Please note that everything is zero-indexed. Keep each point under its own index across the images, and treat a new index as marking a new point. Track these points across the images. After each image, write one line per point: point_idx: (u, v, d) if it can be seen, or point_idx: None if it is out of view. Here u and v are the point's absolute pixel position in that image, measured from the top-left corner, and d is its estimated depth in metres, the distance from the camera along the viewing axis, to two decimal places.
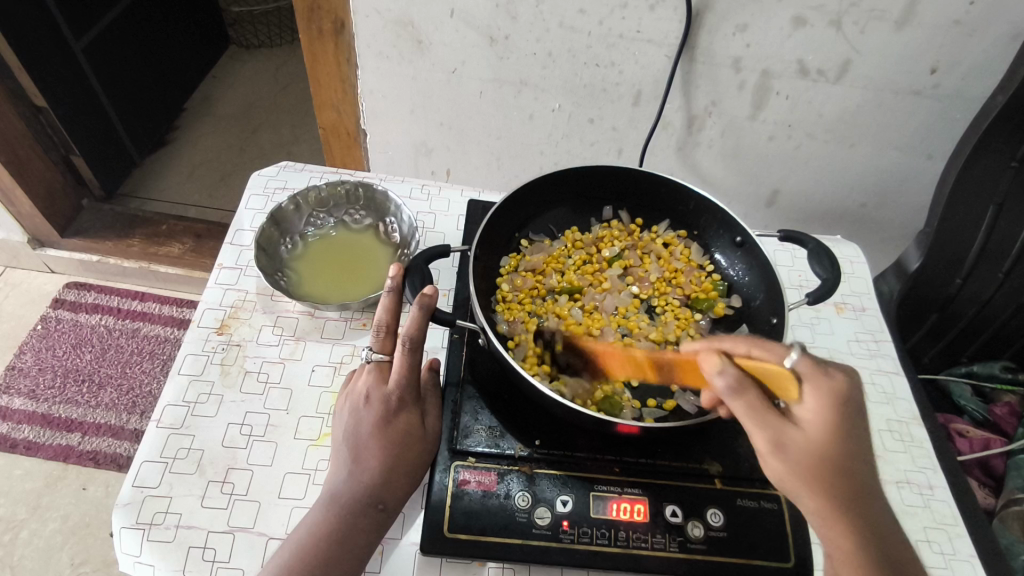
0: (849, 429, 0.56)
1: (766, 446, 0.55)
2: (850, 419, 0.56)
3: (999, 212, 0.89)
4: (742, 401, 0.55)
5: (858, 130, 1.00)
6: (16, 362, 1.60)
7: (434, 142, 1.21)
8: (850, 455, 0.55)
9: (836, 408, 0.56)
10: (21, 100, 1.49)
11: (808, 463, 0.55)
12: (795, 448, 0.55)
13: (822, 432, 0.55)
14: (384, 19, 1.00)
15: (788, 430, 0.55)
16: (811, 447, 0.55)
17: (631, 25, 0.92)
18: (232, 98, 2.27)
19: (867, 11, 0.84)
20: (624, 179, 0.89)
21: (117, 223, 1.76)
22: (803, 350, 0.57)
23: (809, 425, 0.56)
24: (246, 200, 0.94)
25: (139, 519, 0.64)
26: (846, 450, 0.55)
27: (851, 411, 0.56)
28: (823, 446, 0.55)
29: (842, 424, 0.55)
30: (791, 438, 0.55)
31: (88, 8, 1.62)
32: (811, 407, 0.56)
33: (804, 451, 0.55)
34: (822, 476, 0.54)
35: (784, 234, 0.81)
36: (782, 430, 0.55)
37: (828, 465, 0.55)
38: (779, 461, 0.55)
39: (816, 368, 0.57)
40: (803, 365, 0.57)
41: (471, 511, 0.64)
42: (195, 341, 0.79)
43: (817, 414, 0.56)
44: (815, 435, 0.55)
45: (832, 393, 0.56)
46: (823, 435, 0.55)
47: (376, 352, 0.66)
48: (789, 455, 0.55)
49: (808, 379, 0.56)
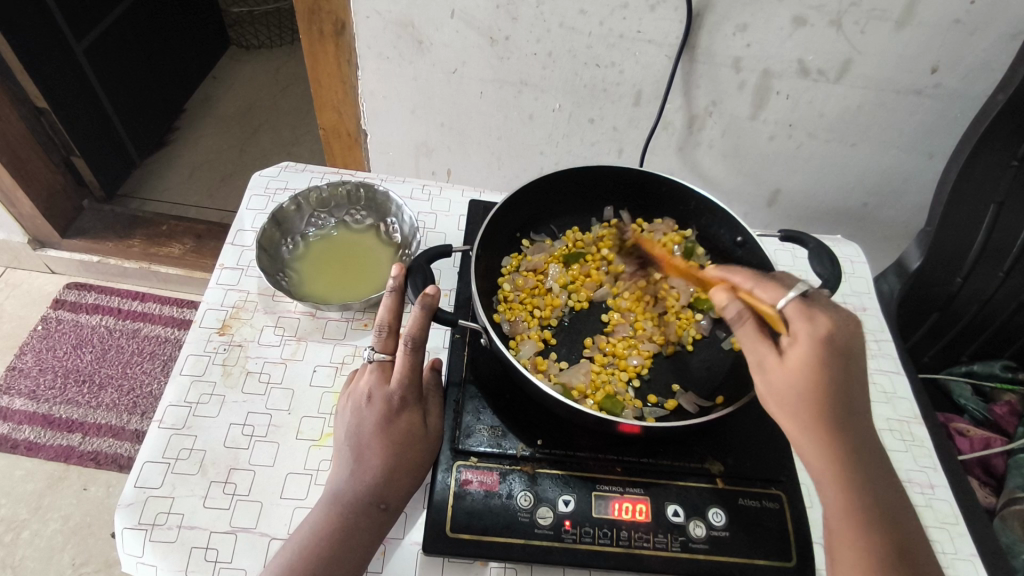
0: (834, 365, 0.56)
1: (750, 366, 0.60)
2: (835, 358, 0.56)
3: (1001, 210, 0.89)
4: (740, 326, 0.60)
5: (858, 129, 1.00)
6: (16, 363, 1.60)
7: (435, 142, 1.21)
8: (835, 390, 0.56)
9: (820, 347, 0.56)
10: (22, 101, 1.49)
11: (788, 391, 0.57)
12: (776, 375, 0.57)
13: (803, 363, 0.56)
14: (386, 20, 1.00)
15: (767, 357, 0.58)
16: (791, 379, 0.57)
17: (632, 25, 0.92)
18: (232, 98, 2.27)
19: (867, 11, 0.85)
20: (625, 180, 0.89)
21: (117, 223, 1.76)
22: (794, 294, 0.59)
23: (790, 357, 0.57)
24: (247, 201, 0.94)
25: (141, 520, 0.65)
26: (830, 384, 0.56)
27: (837, 351, 0.56)
28: (801, 377, 0.56)
29: (824, 361, 0.56)
30: (771, 364, 0.58)
31: (89, 9, 1.62)
32: (795, 342, 0.57)
33: (782, 379, 0.57)
34: (802, 406, 0.56)
35: (785, 234, 0.81)
36: (762, 355, 0.58)
37: (809, 397, 0.56)
38: (762, 386, 0.59)
39: (807, 309, 0.58)
40: (793, 308, 0.58)
41: (473, 511, 0.64)
42: (197, 341, 0.79)
43: (799, 349, 0.56)
44: (794, 367, 0.56)
45: (818, 333, 0.56)
46: (802, 368, 0.56)
47: (378, 352, 0.66)
48: (769, 381, 0.58)
49: (796, 317, 0.58)
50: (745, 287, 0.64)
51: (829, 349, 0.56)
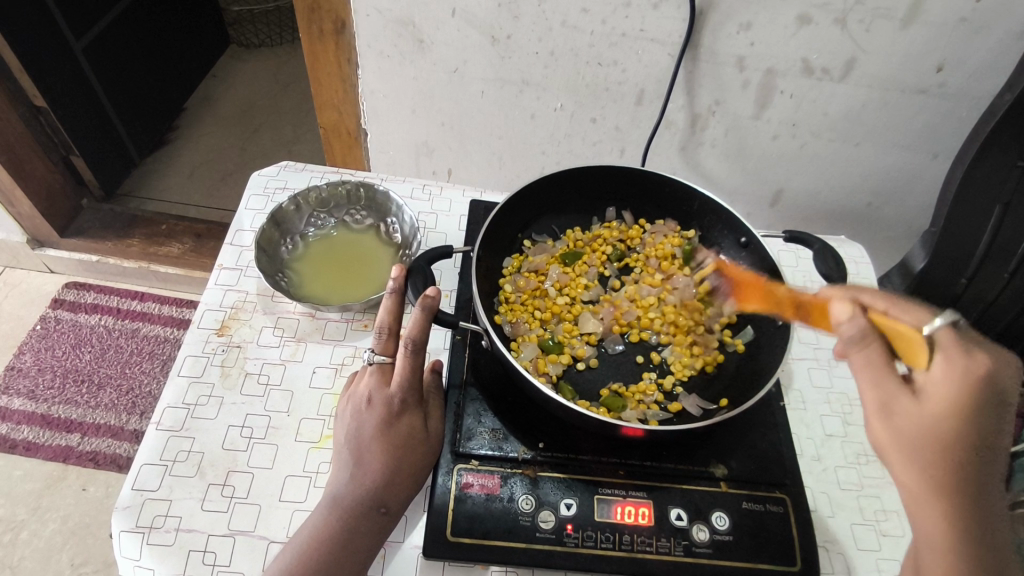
0: (980, 415, 0.52)
1: (873, 405, 0.55)
2: (986, 404, 0.51)
3: (1006, 211, 0.87)
4: (862, 352, 0.54)
5: (863, 129, 0.99)
6: (15, 362, 1.59)
7: (435, 141, 1.20)
8: (975, 445, 0.52)
9: (971, 390, 0.51)
10: (21, 101, 1.48)
11: (917, 434, 0.53)
12: (905, 418, 0.53)
13: (943, 408, 0.52)
14: (386, 19, 0.99)
15: (901, 397, 0.53)
16: (923, 424, 0.52)
17: (634, 23, 0.91)
18: (232, 97, 2.26)
19: (872, 10, 0.84)
20: (627, 179, 0.88)
21: (117, 223, 1.76)
22: (944, 325, 0.53)
23: (929, 398, 0.52)
24: (246, 200, 0.94)
25: (138, 523, 0.64)
26: (970, 436, 0.51)
27: (992, 395, 0.52)
28: (942, 424, 0.52)
29: (969, 407, 0.51)
30: (902, 407, 0.53)
31: (88, 8, 1.62)
32: (940, 381, 0.52)
33: (914, 424, 0.53)
34: (929, 455, 0.52)
35: (789, 234, 0.80)
36: (894, 396, 0.53)
37: (942, 447, 0.52)
38: (886, 424, 0.54)
39: (956, 343, 0.53)
40: (943, 338, 0.53)
41: (474, 514, 0.63)
42: (195, 342, 0.78)
43: (942, 391, 0.52)
44: (934, 409, 0.52)
45: (970, 372, 0.52)
46: (943, 414, 0.52)
47: (378, 354, 0.66)
48: (895, 422, 0.54)
49: (942, 351, 0.53)
50: (878, 307, 0.58)
51: (979, 394, 0.51)
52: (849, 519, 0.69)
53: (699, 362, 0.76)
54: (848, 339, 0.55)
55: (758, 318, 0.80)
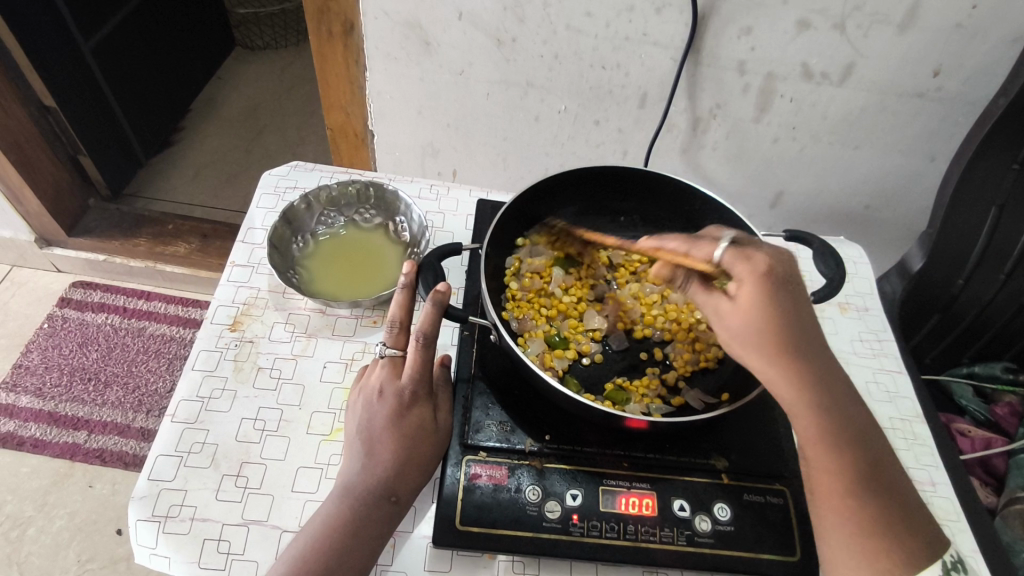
0: (779, 295, 0.57)
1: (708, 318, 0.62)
2: (779, 295, 0.57)
3: (1002, 212, 0.90)
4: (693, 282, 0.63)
5: (861, 132, 1.01)
6: (22, 361, 1.61)
7: (441, 143, 1.22)
8: (788, 315, 0.58)
9: (761, 285, 0.57)
10: (29, 100, 1.50)
11: (747, 330, 0.59)
12: (730, 319, 0.60)
13: (750, 302, 0.58)
14: (394, 22, 1.01)
15: (722, 306, 0.61)
16: (743, 320, 0.59)
17: (637, 27, 0.93)
18: (237, 99, 2.29)
19: (870, 15, 0.86)
20: (631, 180, 0.89)
21: (123, 222, 1.77)
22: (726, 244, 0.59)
23: (739, 299, 0.59)
24: (257, 200, 0.96)
25: (154, 512, 0.66)
26: (780, 311, 0.57)
27: (780, 285, 0.58)
28: (754, 319, 0.58)
29: (769, 300, 0.57)
30: (725, 310, 0.60)
31: (97, 9, 1.64)
32: (742, 285, 0.58)
33: (738, 321, 0.59)
34: (762, 339, 0.58)
35: (790, 234, 0.82)
36: (717, 306, 0.61)
37: (769, 328, 0.57)
38: (721, 329, 0.62)
39: (743, 253, 0.59)
40: (730, 256, 0.59)
41: (483, 504, 0.65)
42: (208, 338, 0.80)
43: (745, 294, 0.58)
44: (743, 312, 0.58)
45: (758, 271, 0.58)
46: (751, 306, 0.58)
47: (389, 347, 0.68)
48: (727, 325, 0.60)
49: (732, 266, 0.59)
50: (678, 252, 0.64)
51: (770, 285, 0.57)
52: None
53: (701, 358, 0.78)
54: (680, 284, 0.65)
55: None
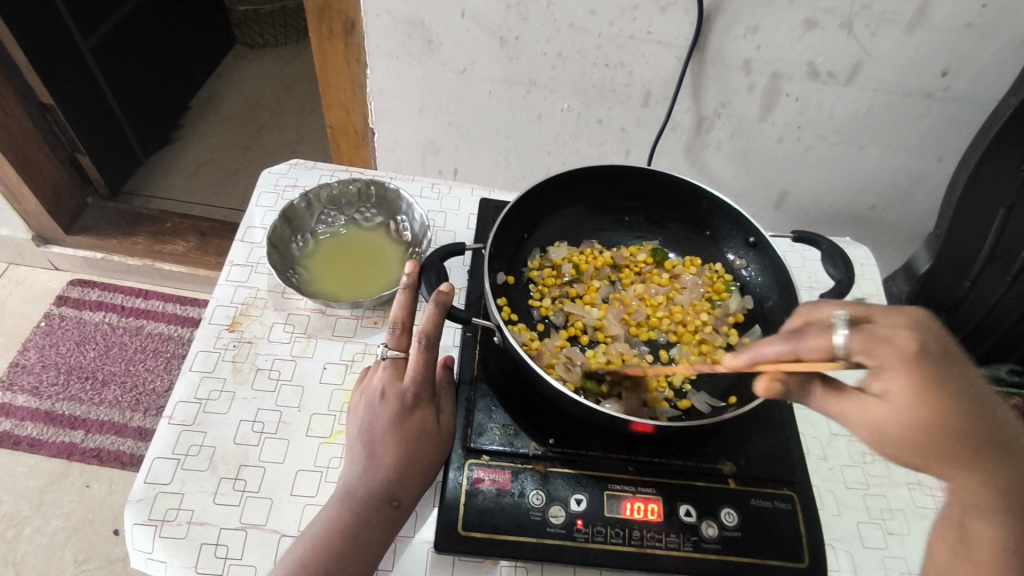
0: (943, 387, 0.47)
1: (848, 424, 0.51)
2: (944, 382, 0.47)
3: (1009, 214, 0.89)
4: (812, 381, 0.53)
5: (868, 132, 1.00)
6: (19, 360, 1.59)
7: (442, 141, 1.21)
8: (966, 409, 0.48)
9: (917, 375, 0.47)
10: (28, 99, 1.49)
11: (910, 436, 0.48)
12: (890, 427, 0.49)
13: (909, 404, 0.47)
14: (396, 19, 1.00)
15: (872, 412, 0.49)
16: (900, 425, 0.48)
17: (642, 26, 0.92)
18: (236, 97, 2.27)
19: (878, 14, 0.85)
20: (635, 180, 0.88)
21: (121, 221, 1.76)
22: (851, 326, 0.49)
23: (892, 399, 0.48)
24: (257, 198, 0.94)
25: (151, 516, 0.64)
26: (955, 408, 0.47)
27: (940, 368, 0.48)
28: (915, 416, 0.47)
29: (933, 391, 0.47)
30: (876, 414, 0.49)
31: (95, 6, 1.62)
32: (889, 382, 0.48)
33: (896, 427, 0.49)
34: (937, 444, 0.48)
35: (797, 234, 0.81)
36: (861, 414, 0.50)
37: (939, 432, 0.48)
38: (869, 435, 0.50)
39: (874, 335, 0.48)
40: (858, 340, 0.49)
41: (486, 509, 0.64)
42: (207, 338, 0.78)
43: (896, 387, 0.48)
44: (901, 411, 0.48)
45: (907, 358, 0.47)
46: (915, 405, 0.47)
47: (391, 349, 0.66)
48: (887, 436, 0.49)
49: (869, 353, 0.48)
50: (782, 349, 0.53)
51: (926, 376, 0.46)
52: (854, 516, 0.69)
53: (708, 360, 0.77)
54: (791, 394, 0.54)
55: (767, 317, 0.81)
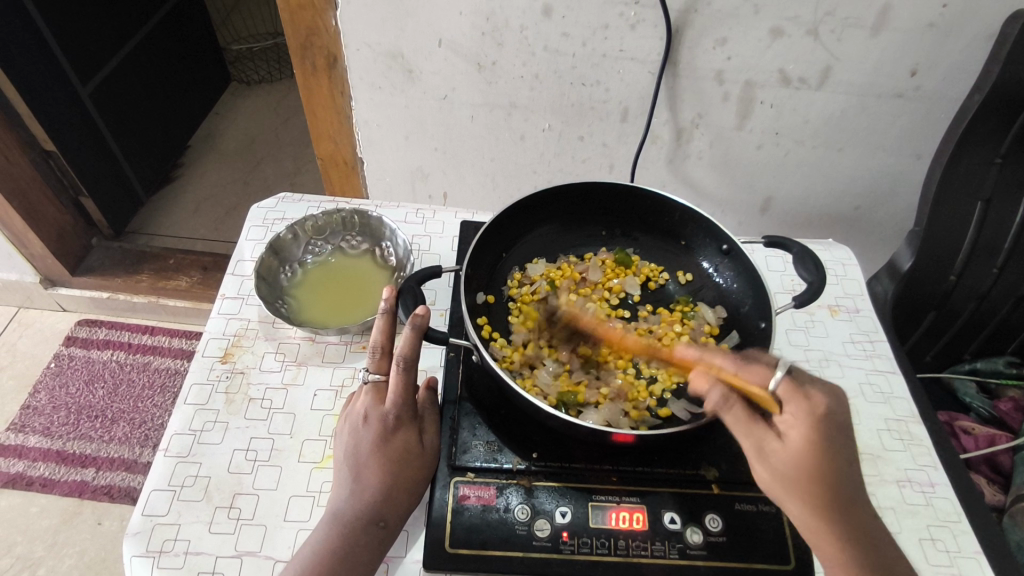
0: (828, 443, 0.60)
1: (750, 453, 0.62)
2: (828, 434, 0.60)
3: (987, 206, 0.90)
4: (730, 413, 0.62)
5: (844, 134, 1.02)
6: (31, 401, 1.62)
7: (430, 167, 1.24)
8: (837, 469, 0.60)
9: (814, 425, 0.59)
10: (32, 146, 1.54)
11: (792, 474, 0.60)
12: (777, 458, 0.60)
13: (802, 446, 0.59)
14: (375, 52, 1.03)
15: (767, 441, 0.61)
16: (790, 461, 0.60)
17: (614, 44, 0.95)
18: (234, 133, 2.33)
19: (843, 19, 0.87)
20: (609, 195, 0.90)
21: (126, 260, 1.80)
22: (785, 373, 0.62)
23: (790, 438, 0.60)
24: (247, 232, 0.97)
25: (149, 547, 0.66)
26: (829, 462, 0.59)
27: (831, 427, 0.60)
28: (804, 456, 0.59)
29: (818, 440, 0.59)
30: (772, 448, 0.61)
31: (93, 54, 1.68)
32: (795, 425, 0.60)
33: (784, 461, 0.60)
34: (803, 486, 0.59)
35: (768, 240, 0.82)
36: (764, 441, 0.61)
37: (810, 480, 0.59)
38: (766, 468, 0.61)
39: (797, 390, 0.61)
40: (786, 387, 0.61)
41: (472, 526, 0.65)
42: (200, 370, 0.81)
43: (796, 430, 0.60)
44: (796, 448, 0.60)
45: (814, 413, 0.60)
46: (804, 447, 0.59)
47: (372, 373, 0.68)
48: (773, 464, 0.61)
49: (789, 398, 0.61)
50: (728, 369, 0.65)
51: (821, 428, 0.59)
52: None
53: (687, 369, 0.79)
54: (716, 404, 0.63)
55: (742, 322, 0.83)
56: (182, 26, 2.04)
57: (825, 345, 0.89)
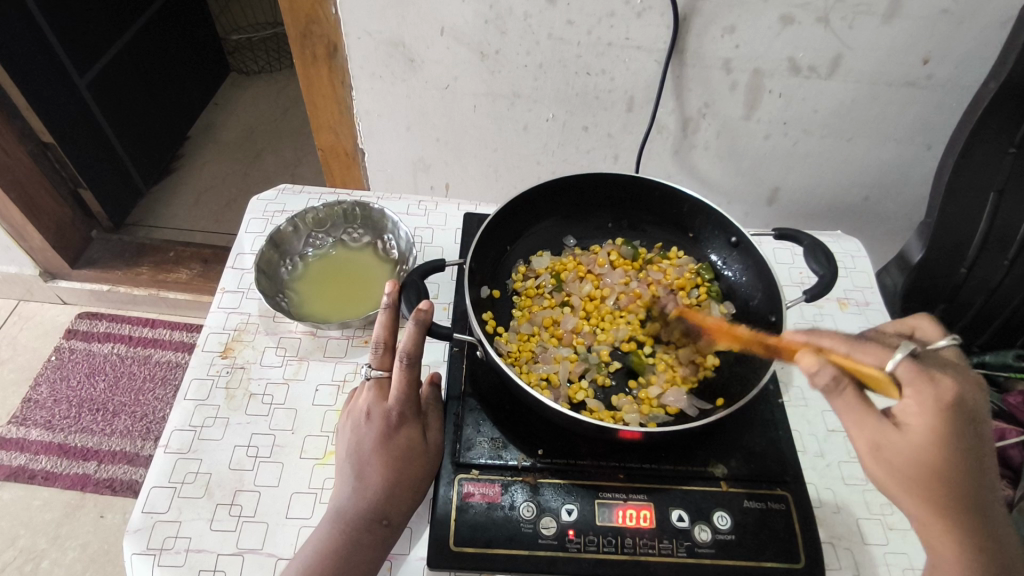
0: (959, 436, 0.54)
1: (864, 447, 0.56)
2: (960, 426, 0.54)
3: (1000, 197, 0.88)
4: (842, 399, 0.55)
5: (854, 124, 1.00)
6: (32, 395, 1.62)
7: (432, 158, 1.22)
8: (962, 463, 0.54)
9: (944, 417, 0.53)
10: (29, 138, 1.52)
11: (911, 467, 0.55)
12: (895, 452, 0.55)
13: (927, 440, 0.54)
14: (375, 40, 1.01)
15: (888, 432, 0.54)
16: (910, 456, 0.54)
17: (619, 32, 0.93)
18: (234, 124, 2.30)
19: (854, 6, 0.84)
20: (616, 187, 0.89)
21: (126, 252, 1.79)
22: (906, 354, 0.55)
23: (912, 429, 0.54)
24: (246, 224, 0.96)
25: (149, 545, 0.65)
26: (956, 458, 0.54)
27: (964, 417, 0.54)
28: (927, 451, 0.54)
29: (948, 433, 0.53)
30: (891, 442, 0.55)
31: (89, 43, 1.66)
32: (918, 413, 0.54)
33: (902, 457, 0.55)
34: (920, 479, 0.55)
35: (778, 232, 0.81)
36: (881, 434, 0.55)
37: (931, 474, 0.54)
38: (882, 462, 0.56)
39: (924, 371, 0.55)
40: (906, 371, 0.55)
41: (477, 523, 0.64)
42: (200, 365, 0.80)
43: (920, 421, 0.54)
44: (916, 440, 0.54)
45: (941, 400, 0.54)
46: (930, 440, 0.54)
47: (375, 369, 0.67)
48: (887, 458, 0.55)
49: (910, 384, 0.55)
50: (839, 352, 0.58)
51: (950, 420, 0.53)
52: (855, 513, 0.69)
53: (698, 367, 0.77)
54: (827, 388, 0.55)
55: (752, 316, 0.81)
56: (181, 16, 2.02)
57: None
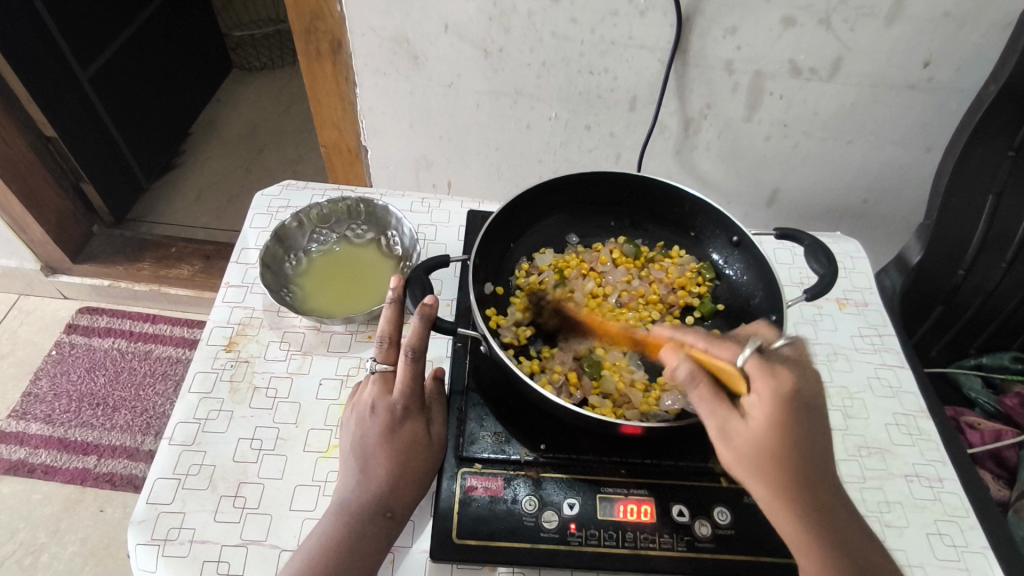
0: (795, 425, 0.55)
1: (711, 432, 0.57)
2: (797, 415, 0.55)
3: (1000, 199, 0.89)
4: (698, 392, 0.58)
5: (854, 126, 1.01)
6: (32, 388, 1.62)
7: (435, 155, 1.23)
8: (801, 451, 0.56)
9: (783, 406, 0.55)
10: (30, 130, 1.52)
11: (754, 453, 0.56)
12: (740, 439, 0.56)
13: (767, 427, 0.55)
14: (381, 37, 1.01)
15: (732, 421, 0.56)
16: (753, 442, 0.56)
17: (623, 31, 0.93)
18: (236, 121, 2.31)
19: (856, 8, 0.85)
20: (619, 185, 0.90)
21: (127, 248, 1.79)
22: (751, 348, 0.56)
23: (754, 417, 0.56)
24: (251, 220, 0.96)
25: (154, 536, 0.66)
26: (794, 444, 0.55)
27: (802, 407, 0.55)
28: (767, 437, 0.55)
29: (786, 421, 0.55)
30: (735, 429, 0.56)
31: (92, 37, 1.66)
32: (759, 403, 0.56)
33: (748, 444, 0.56)
34: (763, 466, 0.56)
35: (779, 232, 0.82)
36: (727, 420, 0.56)
37: (772, 461, 0.56)
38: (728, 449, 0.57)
39: (766, 363, 0.56)
40: (752, 365, 0.56)
41: (480, 516, 0.65)
42: (205, 358, 0.80)
43: (761, 410, 0.56)
44: (757, 427, 0.56)
45: (782, 391, 0.55)
46: (768, 427, 0.55)
47: (380, 363, 0.68)
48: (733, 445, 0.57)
49: (754, 376, 0.56)
50: (698, 346, 0.61)
51: (788, 409, 0.54)
52: None
53: None
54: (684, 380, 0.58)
55: (753, 314, 0.82)
56: (184, 12, 2.02)
57: (835, 338, 0.89)
